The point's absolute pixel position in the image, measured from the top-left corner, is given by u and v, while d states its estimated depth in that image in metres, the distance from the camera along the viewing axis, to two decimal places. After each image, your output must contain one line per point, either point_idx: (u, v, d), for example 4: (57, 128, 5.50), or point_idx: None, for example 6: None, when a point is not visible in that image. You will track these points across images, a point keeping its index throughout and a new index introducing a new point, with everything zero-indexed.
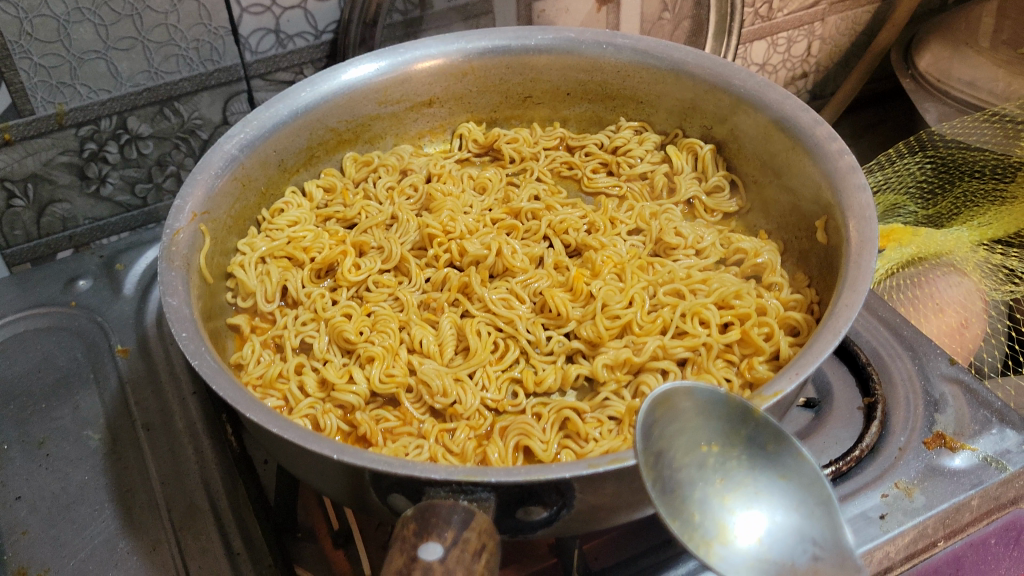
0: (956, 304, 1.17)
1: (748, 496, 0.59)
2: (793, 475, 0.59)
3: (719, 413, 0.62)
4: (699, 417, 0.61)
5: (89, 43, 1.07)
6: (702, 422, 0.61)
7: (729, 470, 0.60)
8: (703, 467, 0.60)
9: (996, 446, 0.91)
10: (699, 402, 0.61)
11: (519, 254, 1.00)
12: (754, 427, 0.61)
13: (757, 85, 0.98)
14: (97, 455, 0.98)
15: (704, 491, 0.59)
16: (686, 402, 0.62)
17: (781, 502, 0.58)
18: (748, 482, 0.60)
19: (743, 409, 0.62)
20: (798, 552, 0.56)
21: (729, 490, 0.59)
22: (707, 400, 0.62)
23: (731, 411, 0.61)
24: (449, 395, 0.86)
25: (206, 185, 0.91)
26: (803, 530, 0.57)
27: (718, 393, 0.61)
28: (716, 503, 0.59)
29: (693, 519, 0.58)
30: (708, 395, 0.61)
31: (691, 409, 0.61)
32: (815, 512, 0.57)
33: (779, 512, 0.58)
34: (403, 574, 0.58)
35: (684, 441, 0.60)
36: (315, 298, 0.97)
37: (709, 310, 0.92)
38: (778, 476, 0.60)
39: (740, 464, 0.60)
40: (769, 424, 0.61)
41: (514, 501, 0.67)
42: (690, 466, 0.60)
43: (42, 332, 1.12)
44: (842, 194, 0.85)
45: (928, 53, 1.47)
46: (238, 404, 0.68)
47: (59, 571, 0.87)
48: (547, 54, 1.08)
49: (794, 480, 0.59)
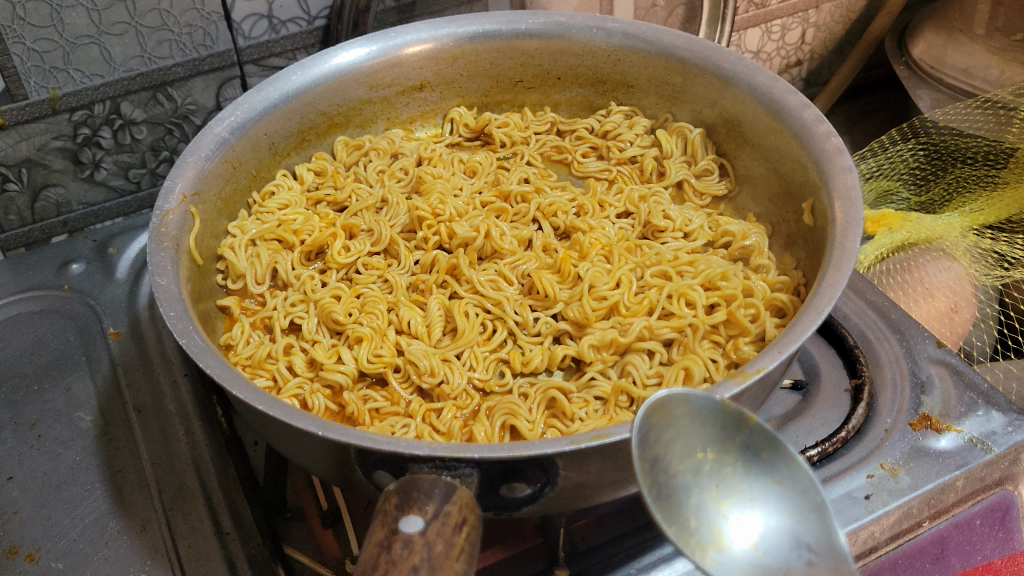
0: (946, 288, 1.18)
1: (742, 502, 0.55)
2: (788, 482, 0.56)
3: (713, 418, 0.56)
4: (695, 423, 0.56)
5: (81, 28, 1.08)
6: (698, 427, 0.56)
7: (725, 476, 0.56)
8: (698, 474, 0.55)
9: (982, 428, 0.91)
10: (695, 407, 0.56)
11: (508, 237, 1.01)
12: (749, 432, 0.56)
13: (746, 68, 0.98)
14: (89, 437, 0.99)
15: (699, 498, 0.55)
16: (680, 407, 0.56)
17: (776, 508, 0.55)
18: (743, 487, 0.56)
19: (739, 414, 0.56)
20: (794, 558, 0.53)
21: (724, 496, 0.55)
22: (702, 405, 0.56)
23: (726, 417, 0.56)
24: (437, 374, 0.88)
25: (196, 167, 0.91)
26: (798, 536, 0.54)
27: (714, 398, 0.56)
28: (711, 510, 0.55)
29: (689, 525, 0.54)
30: (704, 400, 0.56)
31: (686, 415, 0.56)
32: (810, 518, 0.54)
33: (773, 516, 0.55)
34: (383, 547, 0.59)
35: (679, 448, 0.55)
36: (305, 280, 0.98)
37: (695, 292, 0.93)
38: (772, 481, 0.56)
39: (736, 470, 0.56)
40: (765, 429, 0.56)
41: (497, 477, 0.67)
42: (685, 472, 0.55)
43: (35, 315, 1.13)
44: (828, 176, 0.85)
45: (922, 40, 1.46)
46: (225, 381, 0.68)
47: (50, 550, 0.87)
48: (537, 39, 1.08)
49: (789, 486, 0.55)
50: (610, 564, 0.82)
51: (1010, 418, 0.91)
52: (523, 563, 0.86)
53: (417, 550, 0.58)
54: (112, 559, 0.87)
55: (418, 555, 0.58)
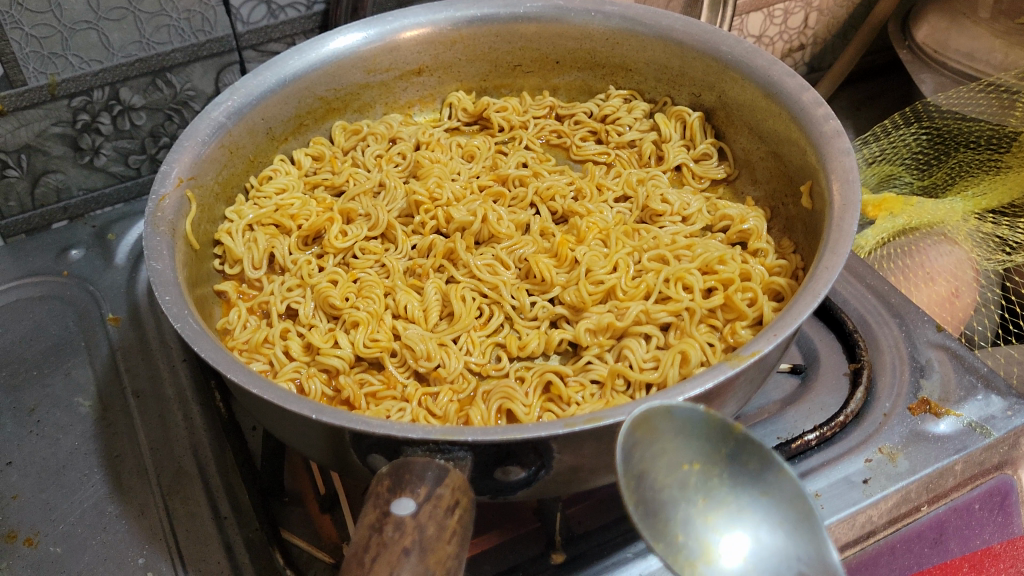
0: (948, 273, 1.17)
1: (730, 514, 0.55)
2: (776, 491, 0.55)
3: (699, 431, 0.55)
4: (679, 438, 0.54)
5: (80, 13, 1.07)
6: (682, 441, 0.55)
7: (712, 489, 0.55)
8: (684, 487, 0.55)
9: (981, 412, 0.91)
10: (679, 421, 0.55)
11: (505, 221, 1.01)
12: (735, 443, 0.55)
13: (745, 51, 0.98)
14: (88, 422, 0.99)
15: (686, 511, 0.54)
16: (664, 419, 0.55)
17: (764, 519, 0.54)
18: (731, 499, 0.55)
19: (725, 425, 0.55)
20: (786, 573, 0.52)
21: (711, 509, 0.55)
22: (686, 418, 0.55)
23: (713, 429, 0.55)
24: (433, 358, 0.87)
25: (192, 152, 0.91)
26: (788, 549, 0.53)
27: (697, 411, 0.55)
28: (700, 524, 0.54)
29: (677, 541, 0.53)
30: (688, 411, 0.55)
31: (670, 428, 0.55)
32: (800, 531, 0.53)
33: (762, 528, 0.54)
34: (374, 529, 0.59)
35: (664, 463, 0.54)
36: (302, 264, 0.98)
37: (693, 276, 0.92)
38: (760, 492, 0.55)
39: (722, 482, 0.55)
40: (751, 440, 0.55)
41: (492, 461, 0.67)
42: (671, 487, 0.54)
43: (34, 301, 1.13)
44: (825, 158, 0.85)
45: (925, 24, 1.44)
46: (220, 365, 0.68)
47: (49, 534, 0.88)
48: (536, 22, 1.08)
49: (777, 497, 0.54)
50: (607, 548, 0.81)
51: (1009, 402, 0.91)
52: (519, 546, 0.86)
53: (409, 532, 0.59)
54: (110, 543, 0.87)
55: (410, 537, 0.58)
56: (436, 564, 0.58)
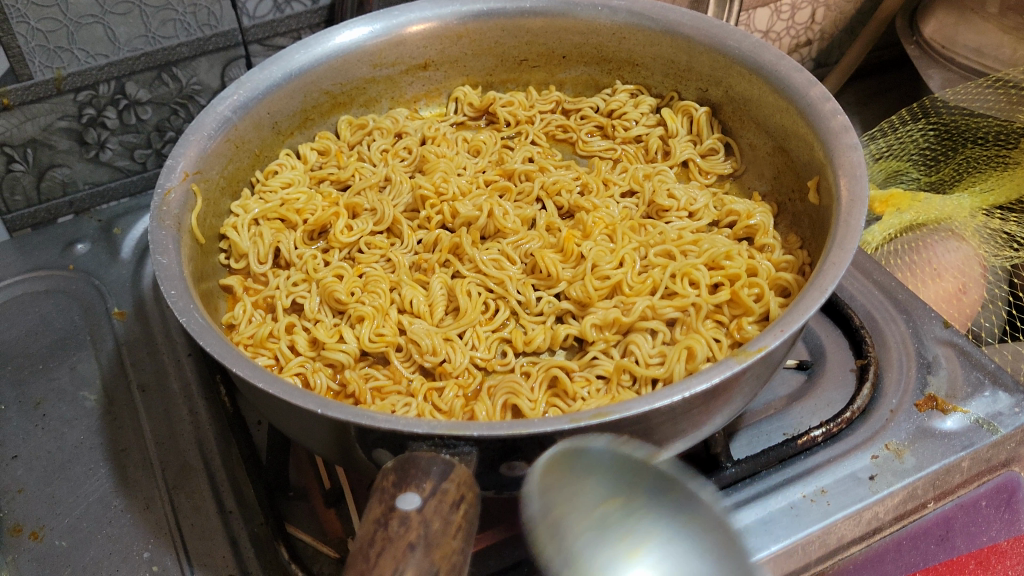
0: (955, 269, 1.17)
1: (655, 546, 0.57)
2: (693, 520, 0.58)
3: (610, 475, 0.60)
4: (591, 482, 0.59)
5: (85, 7, 1.07)
6: (596, 484, 0.59)
7: (633, 525, 0.58)
8: (604, 527, 0.57)
9: (988, 408, 0.90)
10: (589, 468, 0.60)
11: (511, 215, 1.00)
12: (648, 480, 0.60)
13: (753, 46, 0.97)
14: (94, 416, 0.99)
15: (608, 551, 0.56)
16: (577, 470, 0.60)
17: (687, 547, 0.57)
18: (653, 533, 0.57)
19: (633, 466, 0.60)
20: None
21: (634, 545, 0.57)
22: (596, 465, 0.61)
23: (623, 470, 0.60)
24: (439, 353, 0.87)
25: (198, 146, 0.91)
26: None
27: (604, 456, 0.61)
28: (621, 560, 0.56)
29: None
30: (596, 457, 0.61)
31: (582, 474, 0.60)
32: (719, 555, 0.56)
33: (687, 555, 0.56)
34: (380, 524, 0.59)
35: (581, 506, 0.58)
36: (308, 259, 0.98)
37: (699, 271, 0.92)
38: (682, 521, 0.58)
39: (641, 517, 0.58)
40: (663, 474, 0.60)
41: (497, 456, 0.67)
42: (590, 529, 0.57)
43: (39, 294, 1.13)
44: (833, 154, 0.84)
45: (933, 19, 1.43)
46: (225, 359, 0.68)
47: (54, 528, 0.88)
48: (542, 17, 1.07)
49: (695, 524, 0.57)
50: None
51: (1016, 399, 0.91)
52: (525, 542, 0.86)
53: (414, 527, 0.58)
54: (115, 537, 0.87)
55: (415, 532, 0.58)
56: (442, 559, 0.58)
